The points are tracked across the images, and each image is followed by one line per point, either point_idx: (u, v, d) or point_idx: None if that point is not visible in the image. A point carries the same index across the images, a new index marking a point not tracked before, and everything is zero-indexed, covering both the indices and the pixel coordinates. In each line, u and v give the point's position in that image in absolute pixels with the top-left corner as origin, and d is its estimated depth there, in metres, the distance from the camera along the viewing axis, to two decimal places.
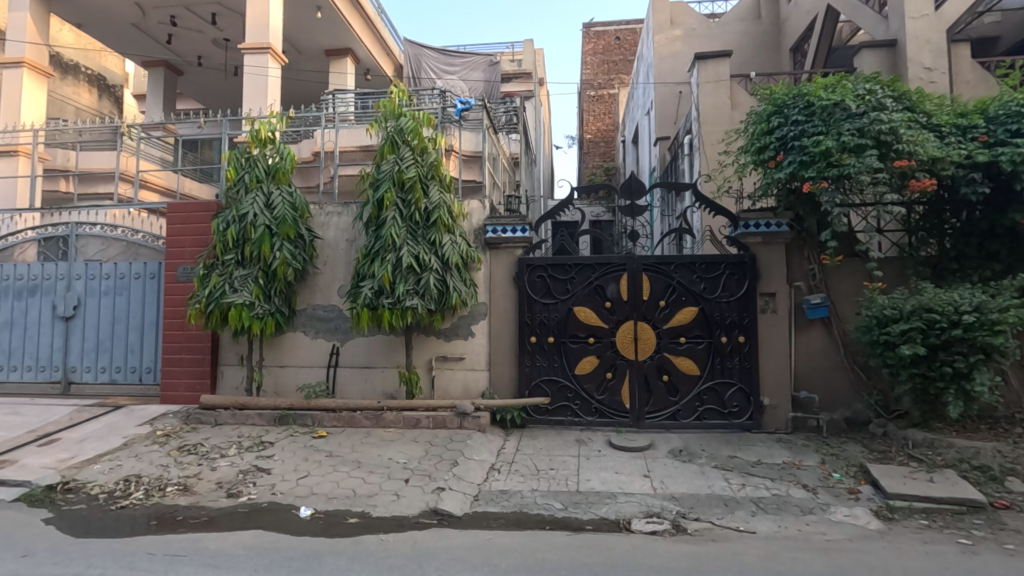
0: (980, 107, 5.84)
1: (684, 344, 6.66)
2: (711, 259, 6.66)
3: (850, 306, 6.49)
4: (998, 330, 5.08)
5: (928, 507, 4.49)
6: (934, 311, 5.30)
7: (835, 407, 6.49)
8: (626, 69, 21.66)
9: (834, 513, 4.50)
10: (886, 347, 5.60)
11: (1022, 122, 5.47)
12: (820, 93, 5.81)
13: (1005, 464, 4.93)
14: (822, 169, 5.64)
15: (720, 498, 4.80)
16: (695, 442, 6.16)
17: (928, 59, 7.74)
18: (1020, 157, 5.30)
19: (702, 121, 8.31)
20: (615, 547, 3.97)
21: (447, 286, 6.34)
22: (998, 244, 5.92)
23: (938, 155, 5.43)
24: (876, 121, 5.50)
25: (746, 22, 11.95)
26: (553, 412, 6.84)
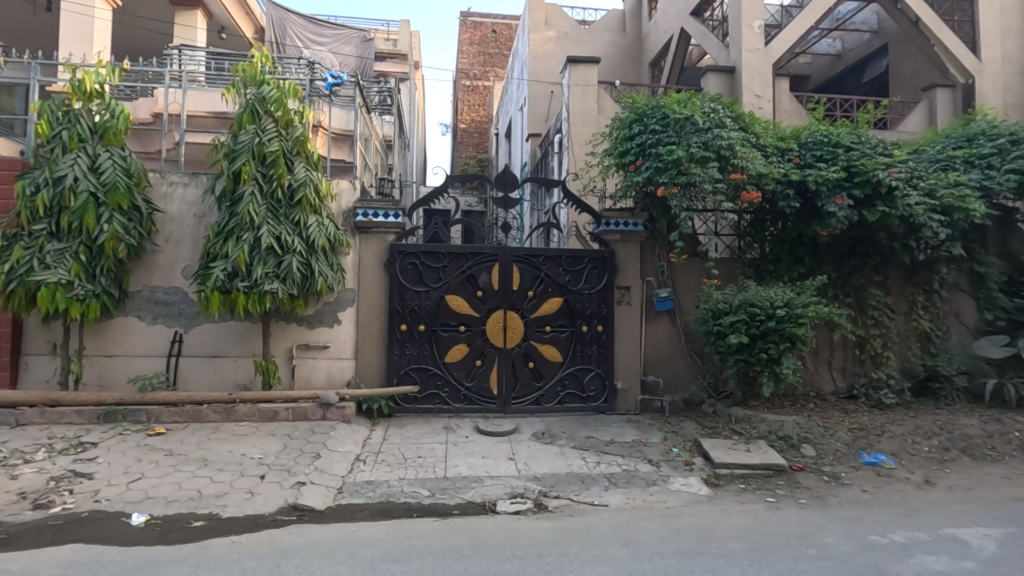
0: (795, 133, 6.88)
1: (549, 332, 7.00)
2: (576, 253, 7.07)
3: (691, 300, 7.30)
4: (801, 322, 6.06)
5: (745, 473, 5.26)
6: (755, 306, 6.17)
7: (676, 389, 7.26)
8: (501, 63, 21.94)
9: (673, 483, 5.08)
10: (718, 336, 6.41)
11: (825, 150, 6.56)
12: (674, 107, 6.41)
13: (801, 434, 5.88)
14: (673, 176, 6.25)
15: (578, 476, 5.16)
16: (556, 425, 6.52)
17: (758, 87, 8.91)
18: (822, 179, 6.36)
19: (572, 122, 8.76)
20: (481, 528, 4.08)
21: (312, 270, 5.97)
22: (803, 250, 7.09)
23: (763, 171, 6.29)
24: (718, 137, 6.20)
25: (613, 33, 12.81)
26: (421, 400, 6.80)
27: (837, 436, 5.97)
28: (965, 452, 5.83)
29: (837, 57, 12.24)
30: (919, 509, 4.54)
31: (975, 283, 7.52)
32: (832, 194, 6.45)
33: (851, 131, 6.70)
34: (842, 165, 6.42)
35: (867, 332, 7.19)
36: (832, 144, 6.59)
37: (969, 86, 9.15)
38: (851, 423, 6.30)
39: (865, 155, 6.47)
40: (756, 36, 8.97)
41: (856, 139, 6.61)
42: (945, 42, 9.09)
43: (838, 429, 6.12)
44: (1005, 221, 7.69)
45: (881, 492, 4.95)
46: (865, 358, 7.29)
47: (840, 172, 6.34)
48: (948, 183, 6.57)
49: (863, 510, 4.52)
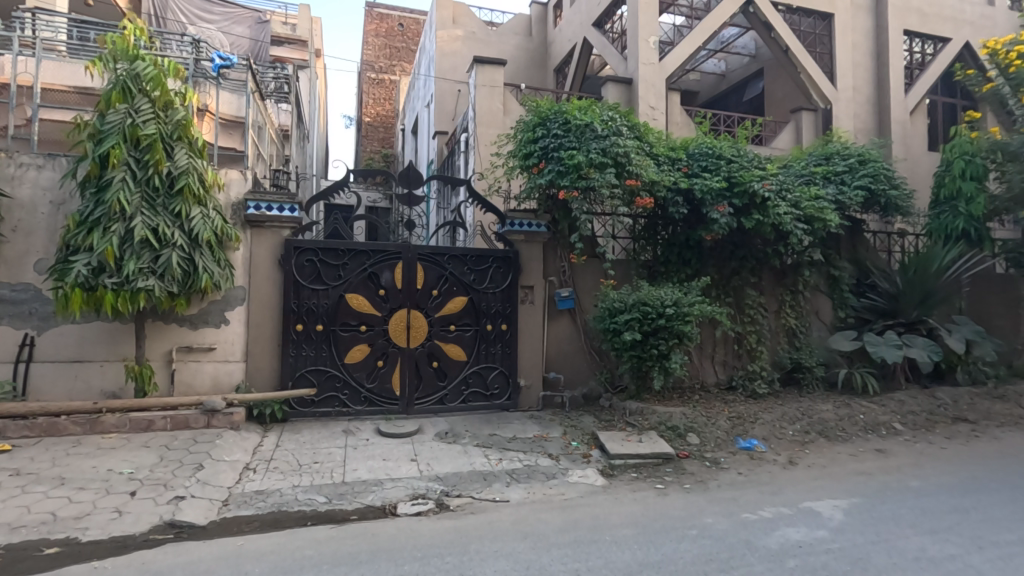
0: (684, 144, 7.40)
1: (453, 331, 6.98)
2: (481, 252, 7.11)
3: (590, 299, 7.62)
4: (688, 320, 6.53)
5: (637, 463, 5.58)
6: (647, 305, 6.57)
7: (576, 385, 7.53)
8: (409, 59, 21.30)
9: (571, 475, 5.27)
10: (614, 333, 6.75)
11: (709, 161, 7.12)
12: (575, 113, 6.65)
13: (687, 423, 6.34)
14: (574, 180, 6.48)
15: (480, 473, 5.19)
16: (460, 424, 6.52)
17: (652, 99, 9.49)
18: (707, 188, 6.91)
19: (478, 122, 8.81)
20: (379, 533, 3.99)
21: (194, 266, 5.49)
22: (690, 253, 7.66)
23: (656, 179, 6.70)
24: (615, 145, 6.52)
25: (520, 37, 13.03)
26: (318, 403, 6.50)
27: (718, 424, 6.50)
28: (821, 434, 6.61)
29: (722, 77, 13.36)
30: (783, 487, 5.08)
31: (831, 285, 8.54)
32: (715, 203, 7.03)
33: (732, 145, 7.32)
34: (724, 176, 7.01)
35: (744, 328, 7.92)
36: (715, 156, 7.16)
37: (828, 110, 10.38)
38: (730, 411, 6.90)
39: (743, 167, 7.10)
40: (651, 51, 9.54)
41: (736, 153, 7.23)
42: (809, 71, 10.22)
43: (719, 418, 6.67)
44: (855, 231, 8.82)
45: (753, 474, 5.47)
46: (743, 352, 8.02)
47: (722, 183, 6.91)
48: (810, 196, 7.40)
49: (737, 491, 4.97)
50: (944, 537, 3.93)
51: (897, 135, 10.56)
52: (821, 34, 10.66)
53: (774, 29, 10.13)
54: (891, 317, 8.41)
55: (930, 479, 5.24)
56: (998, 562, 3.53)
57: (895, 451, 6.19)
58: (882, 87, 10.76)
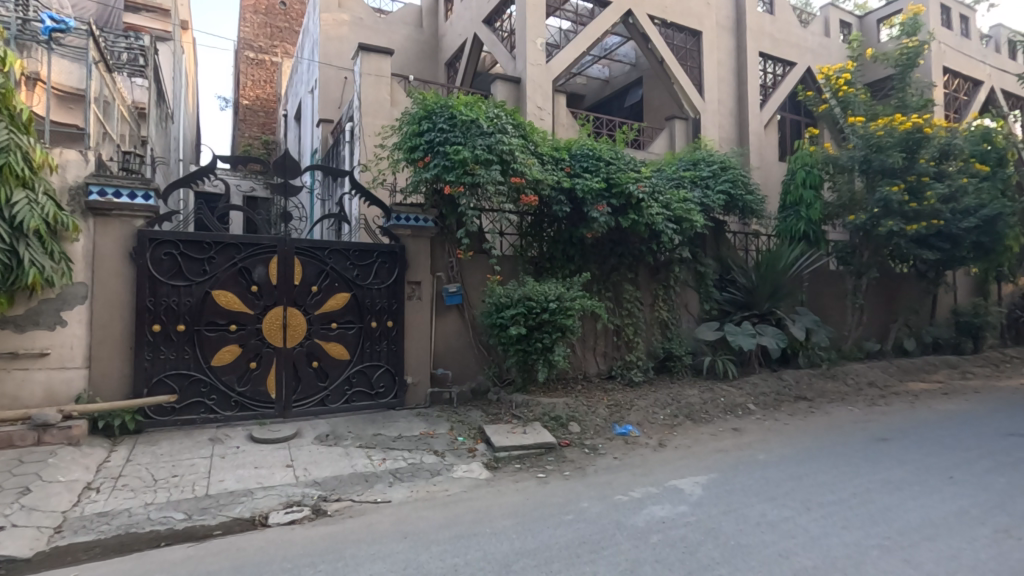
0: (567, 145, 7.69)
1: (335, 329, 6.69)
2: (365, 247, 6.88)
3: (478, 295, 7.68)
4: (570, 314, 6.80)
5: (521, 454, 5.73)
6: (532, 300, 6.76)
7: (464, 380, 7.55)
8: (292, 40, 19.96)
9: (456, 470, 5.28)
10: (500, 328, 6.87)
11: (590, 162, 7.47)
12: (460, 108, 6.64)
13: (569, 413, 6.63)
14: (460, 175, 6.48)
15: (361, 475, 5.04)
16: (342, 425, 6.28)
17: (539, 100, 9.73)
18: (587, 188, 7.25)
19: (363, 112, 8.50)
20: (246, 546, 3.72)
21: (18, 260, 4.78)
22: (573, 250, 7.99)
23: (539, 177, 6.90)
24: (500, 142, 6.60)
25: (410, 28, 12.75)
26: (180, 411, 5.93)
27: (597, 412, 6.86)
28: (688, 417, 7.23)
29: (606, 82, 14.04)
30: (653, 467, 5.48)
31: (698, 280, 9.34)
32: (595, 202, 7.40)
33: (610, 148, 7.73)
34: (603, 177, 7.39)
35: (622, 321, 8.44)
36: (595, 157, 7.53)
37: (697, 120, 11.31)
38: (609, 400, 7.31)
39: (621, 170, 7.54)
40: (539, 53, 9.77)
41: (614, 155, 7.65)
42: (681, 82, 11.05)
43: (599, 406, 7.04)
44: (718, 232, 9.72)
45: (627, 457, 5.84)
46: (621, 344, 8.54)
47: (601, 183, 7.29)
48: (679, 199, 8.03)
49: (612, 475, 5.28)
50: (782, 502, 4.47)
51: (753, 145, 11.78)
52: (691, 49, 11.56)
53: (651, 41, 10.83)
54: (747, 308, 9.39)
55: (774, 452, 5.93)
56: (822, 521, 4.08)
57: (748, 429, 6.93)
58: (741, 102, 11.93)
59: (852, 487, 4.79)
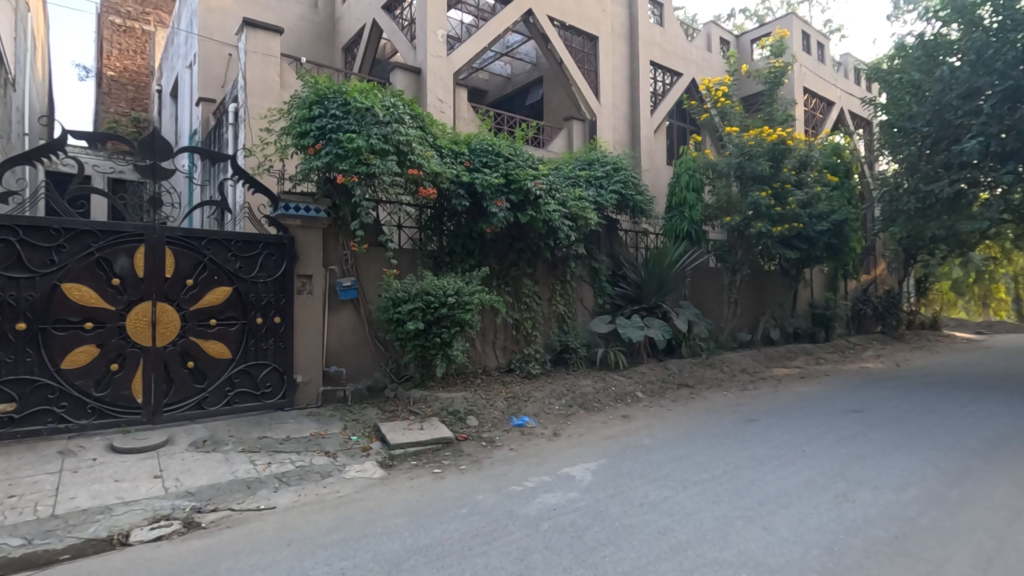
0: (467, 139, 7.68)
1: (214, 326, 6.17)
2: (248, 238, 6.41)
3: (374, 289, 7.45)
4: (468, 308, 6.79)
5: (417, 450, 5.64)
6: (430, 294, 6.68)
7: (359, 378, 7.29)
8: (167, 8, 18.08)
9: (348, 471, 5.10)
10: (398, 323, 6.72)
11: (489, 157, 7.52)
12: (355, 95, 6.39)
13: (468, 407, 6.65)
14: (354, 165, 6.24)
15: (242, 482, 4.70)
16: (223, 429, 5.81)
17: (440, 92, 9.60)
18: (486, 183, 7.29)
19: (248, 92, 7.89)
20: (100, 570, 3.32)
21: None
22: (473, 244, 8.00)
23: (438, 170, 6.81)
24: (397, 132, 6.43)
25: (303, 7, 12.03)
26: (22, 421, 5.19)
27: (495, 405, 6.94)
28: (581, 406, 7.54)
29: (508, 79, 14.17)
30: (547, 457, 5.64)
31: (592, 275, 9.76)
32: (494, 197, 7.46)
33: (509, 144, 7.81)
34: (502, 172, 7.47)
35: (521, 315, 8.60)
36: (494, 153, 7.59)
37: (593, 122, 11.76)
38: (507, 392, 7.43)
39: (519, 166, 7.66)
40: (439, 44, 9.64)
41: (513, 152, 7.74)
42: (579, 84, 11.43)
43: (497, 399, 7.12)
44: (611, 229, 10.21)
45: (523, 448, 5.97)
46: (520, 337, 8.71)
47: (500, 179, 7.37)
48: (574, 197, 8.31)
49: (508, 466, 5.37)
50: (662, 482, 4.79)
51: (644, 149, 12.47)
52: (588, 53, 12.00)
53: (551, 42, 11.09)
54: (637, 302, 9.95)
55: (658, 436, 6.35)
56: (697, 497, 4.43)
57: (636, 416, 7.36)
58: (633, 107, 12.58)
59: (723, 465, 5.25)
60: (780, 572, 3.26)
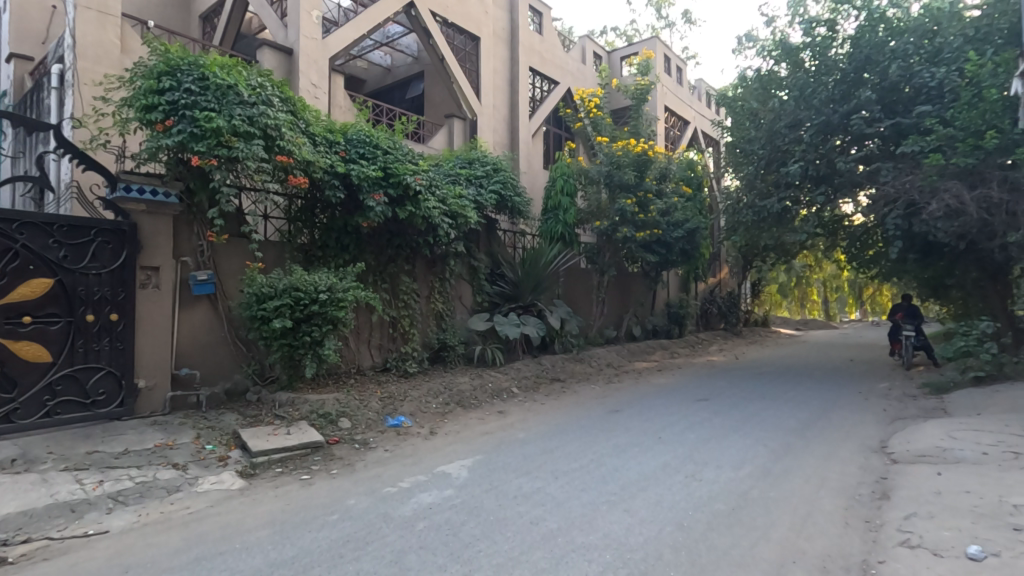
0: (342, 128, 7.35)
1: (29, 324, 5.26)
2: (77, 222, 5.55)
3: (235, 284, 6.85)
4: (342, 305, 6.48)
5: (282, 457, 5.28)
6: (300, 290, 6.28)
7: (216, 381, 6.65)
8: None
9: (201, 484, 4.63)
10: (262, 321, 6.24)
11: (366, 149, 7.27)
12: (214, 70, 5.81)
13: (340, 409, 6.37)
14: (212, 146, 5.67)
15: (65, 505, 4.05)
16: (39, 445, 4.95)
17: (314, 76, 9.04)
18: (363, 175, 7.04)
19: (79, 54, 6.81)
20: None
21: None
22: (348, 239, 7.69)
23: (310, 159, 6.42)
24: (264, 115, 5.95)
25: None
26: None
27: (370, 405, 6.73)
28: (458, 404, 7.57)
29: (387, 70, 13.76)
30: (423, 456, 5.58)
31: (471, 274, 9.85)
32: (371, 191, 7.22)
33: (388, 137, 7.60)
34: (380, 165, 7.25)
35: (399, 313, 8.44)
36: (372, 144, 7.35)
37: (474, 121, 11.85)
38: (382, 392, 7.24)
39: (398, 160, 7.49)
40: (313, 25, 9.08)
41: (392, 145, 7.55)
42: (460, 82, 11.45)
43: (372, 399, 6.91)
44: (490, 229, 10.38)
45: (398, 449, 5.85)
46: (397, 335, 8.54)
47: (378, 172, 7.15)
48: (455, 194, 8.30)
49: (382, 467, 5.22)
50: (535, 474, 4.98)
51: (522, 152, 12.83)
52: (470, 53, 12.09)
53: (432, 37, 10.97)
54: (513, 300, 10.22)
55: (532, 430, 6.59)
56: (566, 487, 4.66)
57: (511, 411, 7.56)
58: (513, 110, 12.89)
59: (590, 454, 5.59)
60: (638, 550, 3.54)
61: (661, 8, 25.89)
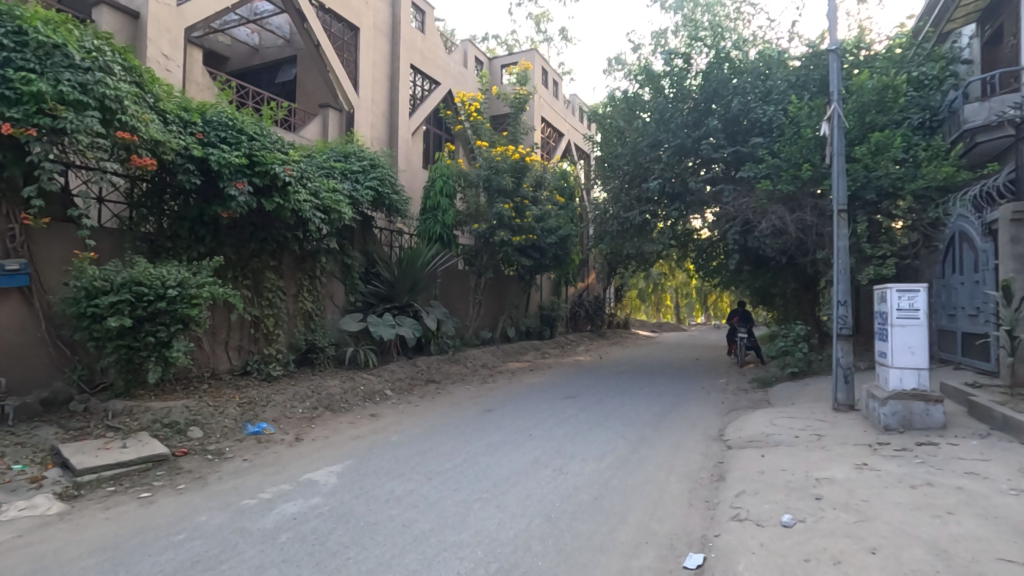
0: (200, 108, 6.70)
1: None
2: None
3: (57, 276, 5.94)
4: (195, 302, 5.84)
5: (115, 474, 4.64)
6: (143, 285, 5.58)
7: (30, 389, 5.70)
8: None
9: (6, 512, 3.92)
10: (93, 320, 5.45)
11: (228, 133, 6.68)
12: (36, 26, 5.01)
13: (189, 417, 5.78)
14: (31, 114, 4.87)
15: None
16: None
17: (166, 47, 8.06)
18: (224, 161, 6.45)
19: None
20: None
21: None
22: (203, 230, 7.02)
23: (160, 138, 5.74)
24: (102, 84, 5.20)
25: None
26: None
27: (226, 413, 6.20)
28: (327, 408, 7.22)
29: (254, 50, 12.70)
30: (286, 464, 5.24)
31: (344, 272, 9.48)
32: (233, 178, 6.65)
33: (254, 122, 7.04)
34: (244, 152, 6.68)
35: (262, 312, 7.88)
36: (235, 128, 6.76)
37: (350, 114, 11.40)
38: (240, 398, 6.71)
39: (265, 148, 6.96)
40: None
41: (258, 131, 7.00)
42: (337, 72, 10.95)
43: (228, 406, 6.38)
44: (365, 226, 10.07)
45: (258, 458, 5.42)
46: (259, 336, 7.97)
47: (241, 159, 6.58)
48: (328, 188, 7.89)
49: (239, 479, 4.82)
50: (408, 476, 4.92)
51: (401, 150, 12.59)
52: (348, 42, 11.62)
53: (307, 21, 10.36)
54: (388, 300, 10.00)
55: (405, 432, 6.49)
56: (439, 487, 4.67)
57: (384, 414, 7.38)
58: (393, 107, 12.60)
59: (464, 453, 5.66)
60: (508, 544, 3.66)
61: (540, 22, 26.90)
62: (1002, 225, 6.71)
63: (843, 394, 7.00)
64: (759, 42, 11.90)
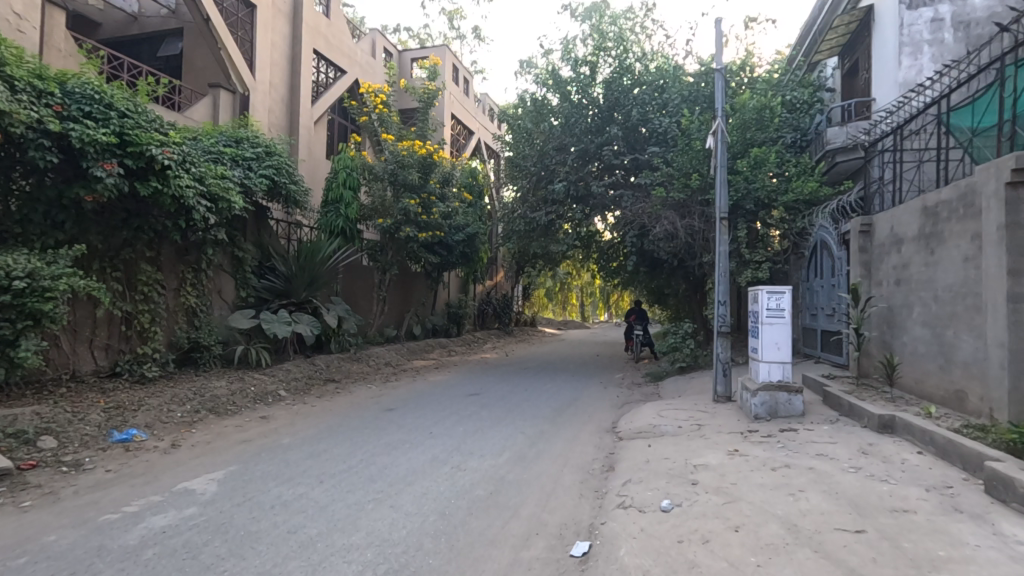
0: (59, 77, 5.97)
1: None
2: None
3: None
4: (48, 296, 5.18)
5: None
6: None
7: None
8: None
9: None
10: None
11: (93, 107, 5.98)
12: None
13: (39, 426, 5.19)
14: None
15: None
16: None
17: (20, 6, 7.04)
18: (88, 138, 5.78)
19: None
20: None
21: None
22: (61, 214, 6.31)
23: (4, 108, 5.05)
24: None
25: None
26: None
27: (87, 419, 5.62)
28: (211, 411, 6.70)
29: (133, 18, 11.49)
30: (158, 474, 4.78)
31: (235, 265, 8.98)
32: (99, 158, 5.99)
33: (127, 97, 6.34)
34: (113, 129, 6.03)
35: (135, 308, 7.20)
36: (103, 102, 6.07)
37: (245, 97, 10.64)
38: (105, 403, 6.11)
39: (140, 127, 6.30)
40: None
41: (132, 107, 6.31)
42: (229, 50, 10.15)
43: (89, 412, 5.78)
44: (260, 216, 9.49)
45: (124, 467, 4.92)
46: (131, 334, 7.25)
47: (110, 137, 5.93)
48: (217, 174, 7.24)
49: (100, 492, 4.34)
50: (298, 481, 4.69)
51: (301, 139, 11.97)
52: (242, 19, 10.85)
53: None
54: (285, 297, 9.46)
55: (298, 434, 6.18)
56: (331, 490, 4.51)
57: (276, 415, 6.98)
58: (293, 92, 11.94)
59: (360, 454, 5.50)
60: (399, 544, 3.61)
61: (454, 18, 26.73)
62: (853, 236, 7.62)
63: (722, 386, 7.62)
64: (658, 57, 12.63)
